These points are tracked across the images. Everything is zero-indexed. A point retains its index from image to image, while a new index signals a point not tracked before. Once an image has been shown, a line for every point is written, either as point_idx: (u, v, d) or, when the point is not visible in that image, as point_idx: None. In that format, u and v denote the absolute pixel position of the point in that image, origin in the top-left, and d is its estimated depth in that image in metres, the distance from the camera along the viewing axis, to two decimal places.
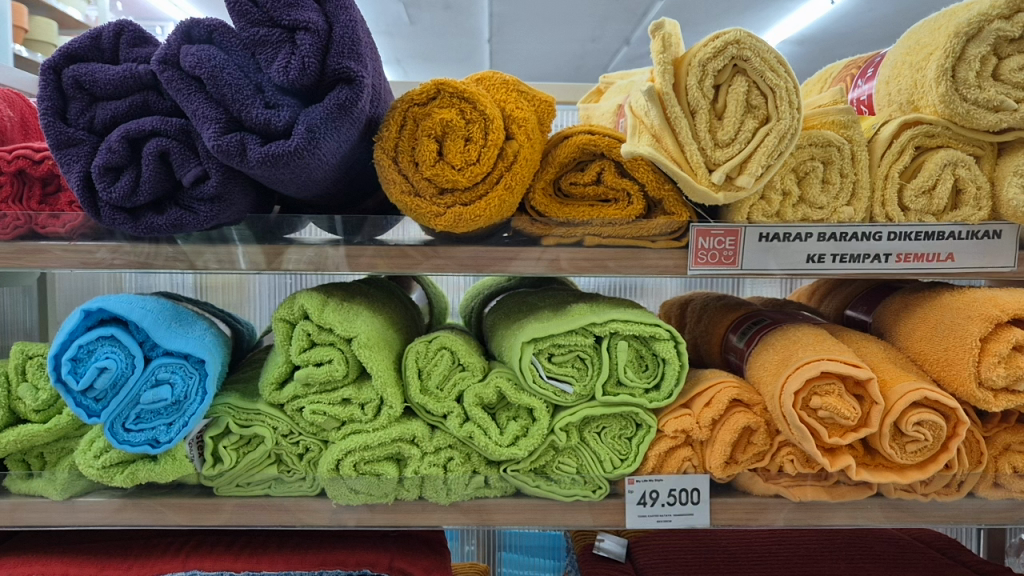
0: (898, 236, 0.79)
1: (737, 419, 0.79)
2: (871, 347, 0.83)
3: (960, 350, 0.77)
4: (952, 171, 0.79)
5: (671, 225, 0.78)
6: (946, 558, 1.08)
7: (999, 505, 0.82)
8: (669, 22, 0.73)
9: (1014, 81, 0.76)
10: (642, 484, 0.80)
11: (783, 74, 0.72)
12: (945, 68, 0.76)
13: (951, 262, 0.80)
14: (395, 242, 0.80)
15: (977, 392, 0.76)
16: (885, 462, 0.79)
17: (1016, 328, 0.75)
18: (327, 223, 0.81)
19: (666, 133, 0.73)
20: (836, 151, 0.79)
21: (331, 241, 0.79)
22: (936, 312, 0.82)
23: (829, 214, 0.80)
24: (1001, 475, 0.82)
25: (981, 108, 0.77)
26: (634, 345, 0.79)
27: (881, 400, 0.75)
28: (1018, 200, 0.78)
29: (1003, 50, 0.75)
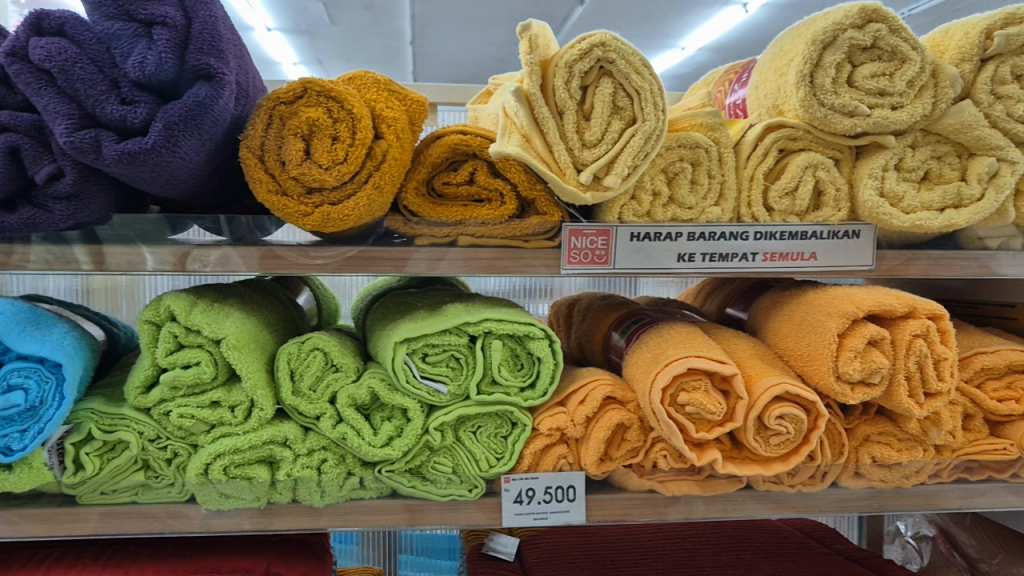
0: (763, 235, 0.82)
1: (610, 416, 0.80)
2: (740, 344, 0.85)
3: (820, 346, 0.80)
4: (814, 173, 0.82)
5: (544, 225, 0.79)
6: (824, 547, 1.11)
7: (861, 493, 0.86)
8: (536, 24, 0.74)
9: (867, 88, 0.79)
10: (518, 483, 0.81)
11: (647, 77, 0.74)
12: (804, 74, 0.79)
13: (814, 261, 0.83)
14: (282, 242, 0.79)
15: (836, 385, 0.79)
16: (751, 456, 0.82)
17: (871, 324, 0.79)
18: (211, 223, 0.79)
19: (534, 133, 0.74)
20: (704, 153, 0.81)
21: (217, 242, 0.78)
22: (801, 308, 0.85)
23: (697, 214, 0.82)
24: (861, 465, 0.86)
25: (838, 113, 0.80)
26: (509, 344, 0.81)
27: (744, 395, 0.77)
28: (873, 201, 0.81)
29: (856, 58, 0.79)
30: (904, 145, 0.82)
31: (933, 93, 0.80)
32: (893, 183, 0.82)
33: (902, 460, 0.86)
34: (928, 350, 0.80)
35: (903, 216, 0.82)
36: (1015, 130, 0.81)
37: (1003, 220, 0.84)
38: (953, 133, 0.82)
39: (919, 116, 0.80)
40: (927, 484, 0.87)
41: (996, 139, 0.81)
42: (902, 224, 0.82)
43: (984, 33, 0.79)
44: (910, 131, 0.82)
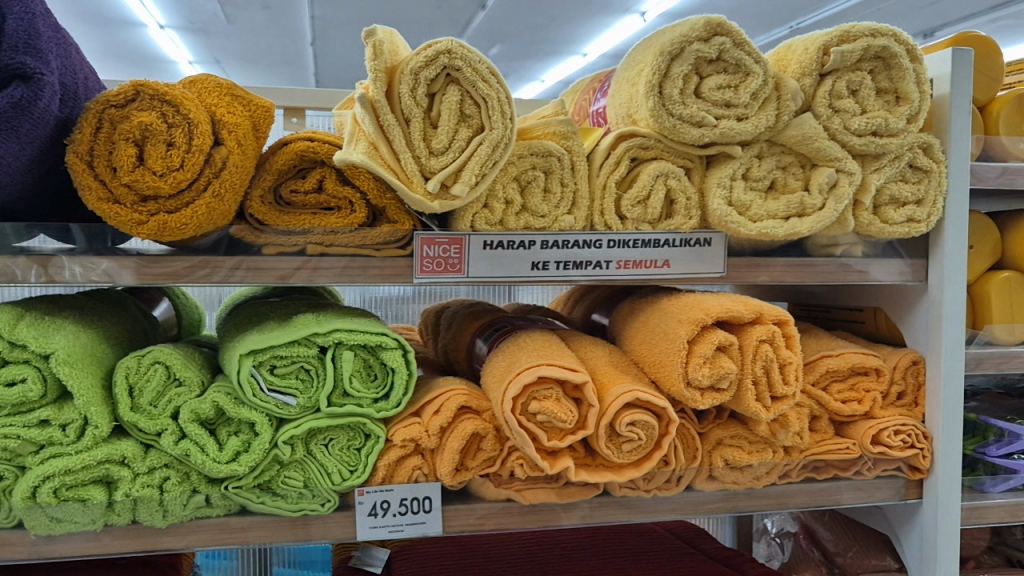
0: (617, 243, 0.82)
1: (465, 426, 0.81)
2: (595, 352, 0.86)
3: (670, 353, 0.81)
4: (664, 182, 0.83)
5: (394, 234, 0.78)
6: (691, 548, 1.14)
7: (714, 496, 0.87)
8: (382, 29, 0.73)
9: (713, 99, 0.81)
10: (372, 495, 0.80)
11: (494, 84, 0.75)
12: (653, 85, 0.80)
13: (666, 268, 0.84)
14: (140, 249, 0.75)
15: (685, 391, 0.80)
16: (605, 463, 0.82)
17: (719, 330, 0.81)
18: (59, 230, 0.73)
19: (381, 141, 0.74)
20: (556, 161, 0.81)
21: (66, 251, 0.73)
22: (655, 315, 0.86)
23: (550, 223, 0.82)
24: (714, 468, 0.88)
25: (686, 123, 0.81)
26: (361, 354, 0.79)
27: (595, 403, 0.78)
28: (721, 210, 0.83)
29: (703, 70, 0.81)
30: (750, 155, 0.85)
31: (777, 105, 0.83)
32: (739, 192, 0.84)
33: (753, 461, 0.88)
34: (775, 355, 0.83)
35: (749, 224, 0.84)
36: (852, 142, 0.85)
37: (843, 228, 0.88)
38: (796, 145, 0.85)
39: (763, 127, 0.83)
40: (777, 484, 0.89)
41: (835, 150, 0.84)
42: (749, 232, 0.84)
43: (821, 48, 0.83)
44: (756, 142, 0.85)
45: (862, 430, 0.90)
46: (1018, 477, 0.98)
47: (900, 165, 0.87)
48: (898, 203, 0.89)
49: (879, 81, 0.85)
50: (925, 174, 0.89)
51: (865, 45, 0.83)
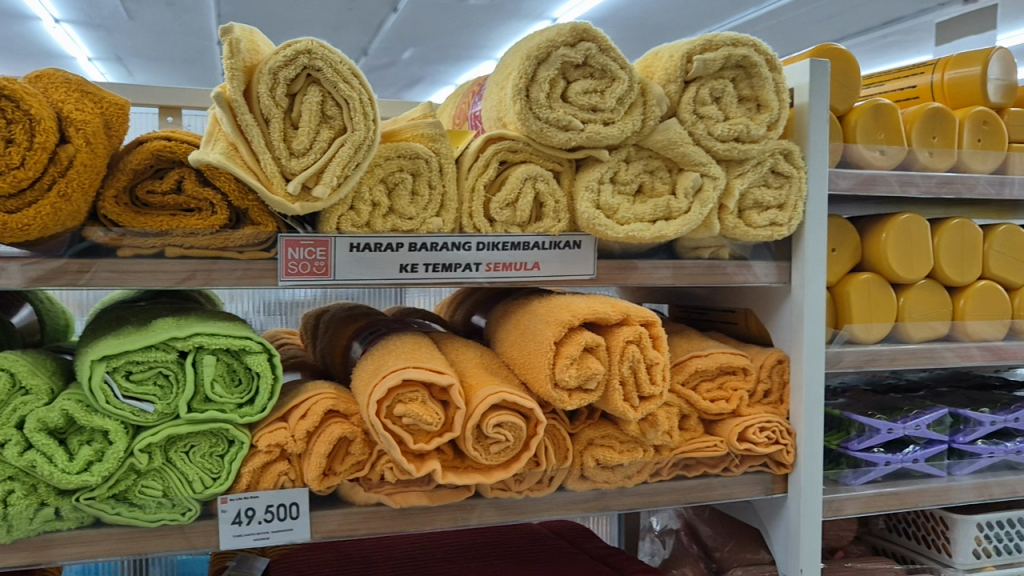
0: (485, 246, 0.83)
1: (331, 430, 0.79)
2: (466, 355, 0.87)
3: (537, 355, 0.82)
4: (533, 185, 0.84)
5: (258, 236, 0.77)
6: (573, 547, 1.15)
7: (585, 495, 0.89)
8: (239, 26, 0.72)
9: (580, 103, 0.83)
10: (236, 503, 0.78)
11: (356, 86, 0.74)
12: (519, 89, 0.81)
13: (536, 270, 0.85)
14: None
15: (553, 392, 0.81)
16: (473, 464, 0.82)
17: (585, 331, 0.82)
18: None
19: (239, 142, 0.72)
20: (424, 163, 0.81)
21: None
22: (525, 317, 0.87)
23: (418, 225, 0.82)
24: (586, 468, 0.88)
25: (553, 127, 0.83)
26: (224, 359, 0.78)
27: (462, 405, 0.78)
28: (589, 214, 0.84)
29: (569, 75, 0.82)
30: (618, 159, 0.86)
31: (643, 110, 0.85)
32: (607, 196, 0.85)
33: (624, 461, 0.89)
34: (641, 355, 0.84)
35: (616, 228, 0.85)
36: (715, 147, 0.87)
37: (710, 232, 0.89)
38: (662, 149, 0.86)
39: (629, 132, 0.84)
40: (648, 483, 0.91)
41: (699, 155, 0.87)
42: (615, 235, 0.85)
43: (685, 56, 0.85)
44: (624, 146, 0.86)
45: (728, 428, 0.93)
46: (876, 470, 1.03)
47: (762, 171, 0.90)
48: (762, 207, 0.91)
49: (741, 89, 0.88)
50: (787, 179, 0.92)
51: (727, 54, 0.85)
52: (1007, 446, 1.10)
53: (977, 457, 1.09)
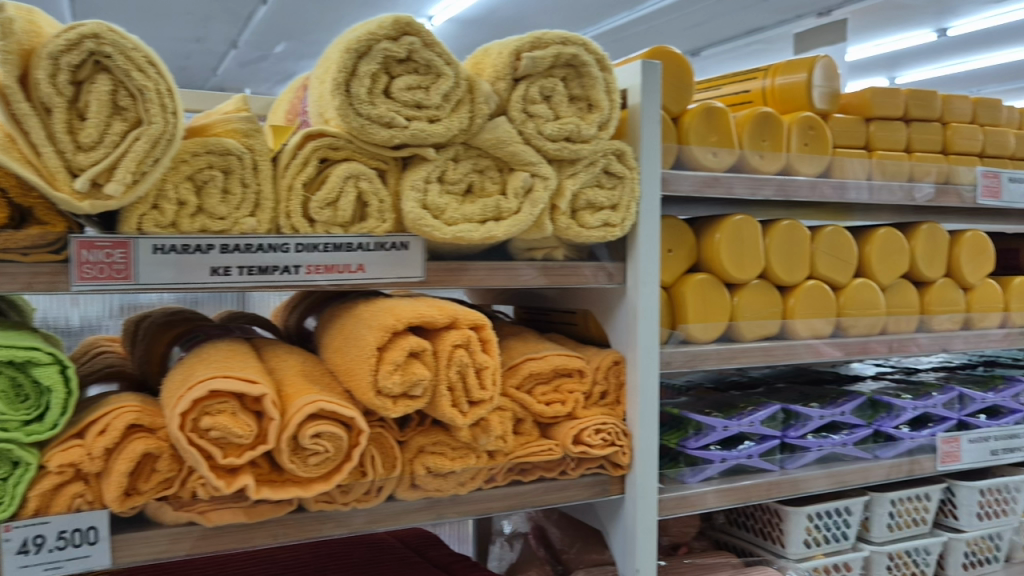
0: (305, 247, 0.79)
1: (134, 447, 0.73)
2: (287, 362, 0.83)
3: (359, 361, 0.78)
4: (355, 184, 0.80)
5: (45, 237, 0.70)
6: (417, 556, 1.12)
7: (416, 504, 0.86)
8: (12, 5, 0.64)
9: (402, 99, 0.80)
10: (22, 531, 0.71)
11: (152, 75, 0.69)
12: (338, 83, 0.77)
13: (361, 273, 0.81)
14: None
15: (376, 400, 0.78)
16: (292, 478, 0.78)
17: (410, 336, 0.79)
18: None
19: (15, 133, 0.65)
20: (236, 160, 0.76)
21: None
22: (350, 322, 0.83)
23: (230, 226, 0.77)
24: (416, 476, 0.85)
25: (375, 123, 0.79)
26: (6, 371, 0.71)
27: (276, 415, 0.74)
28: (414, 214, 0.81)
29: (392, 70, 0.79)
30: (445, 158, 0.83)
31: (470, 108, 0.82)
32: (434, 195, 0.83)
33: (455, 468, 0.86)
34: (469, 359, 0.82)
35: (444, 228, 0.82)
36: (546, 147, 0.85)
37: (541, 233, 0.88)
38: (491, 148, 0.84)
39: (455, 130, 0.82)
40: (482, 489, 0.89)
41: (529, 155, 0.85)
42: (443, 236, 0.82)
43: (513, 53, 0.84)
44: (451, 144, 0.84)
45: (564, 430, 0.91)
46: (713, 467, 1.04)
47: (594, 171, 0.89)
48: (595, 208, 0.90)
49: (571, 88, 0.87)
50: (619, 180, 0.91)
51: (556, 52, 0.84)
52: (834, 439, 1.14)
53: (807, 451, 1.12)
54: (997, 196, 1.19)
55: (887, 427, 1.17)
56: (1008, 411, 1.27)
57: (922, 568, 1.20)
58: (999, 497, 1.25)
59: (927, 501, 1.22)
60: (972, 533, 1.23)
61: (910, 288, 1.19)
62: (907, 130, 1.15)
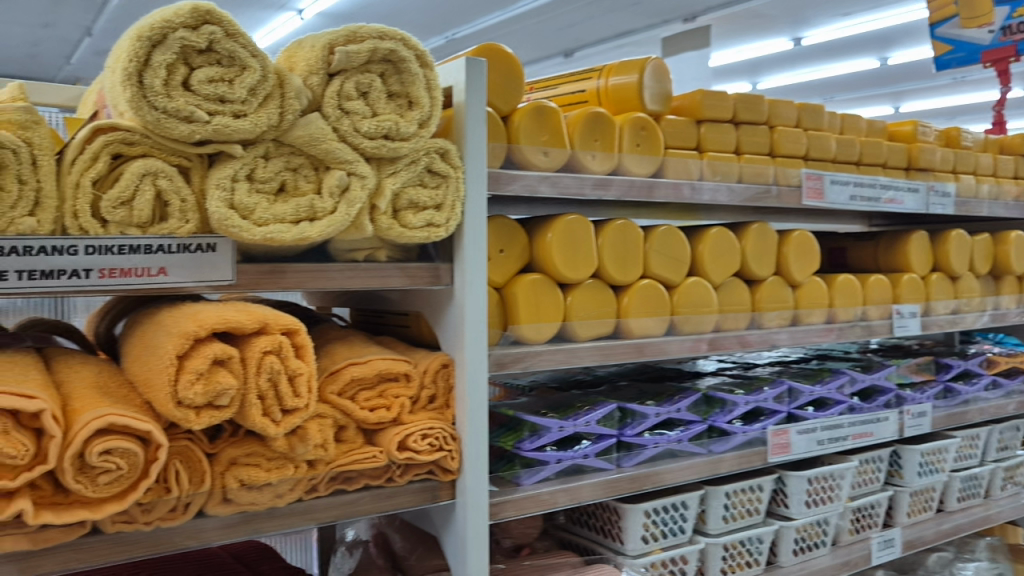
0: (96, 249, 0.72)
1: None
2: (79, 374, 0.76)
3: (157, 371, 0.73)
4: (152, 182, 0.74)
5: None
6: (247, 571, 1.07)
7: (229, 520, 0.81)
8: None
9: (204, 93, 0.74)
10: None
11: None
12: (128, 73, 0.70)
13: (162, 276, 0.76)
14: None
15: (175, 413, 0.73)
16: (80, 499, 0.72)
17: (214, 342, 0.75)
18: None
19: None
20: (11, 154, 0.68)
21: None
22: (150, 329, 0.78)
23: (5, 226, 0.69)
24: (228, 490, 0.80)
25: (173, 117, 0.73)
26: None
27: (58, 433, 0.67)
28: (219, 214, 0.76)
29: (192, 60, 0.73)
30: (253, 155, 0.79)
31: (279, 103, 0.78)
32: (241, 194, 0.78)
33: (272, 480, 0.82)
34: (281, 366, 0.79)
35: (253, 229, 0.78)
36: (362, 144, 0.82)
37: (360, 233, 0.84)
38: (304, 146, 0.80)
39: (263, 126, 0.77)
40: (302, 501, 0.85)
41: (344, 152, 0.82)
42: (252, 237, 0.77)
43: (326, 47, 0.81)
44: (260, 141, 0.79)
45: (388, 437, 0.88)
46: (548, 468, 1.03)
47: (416, 169, 0.86)
48: (417, 207, 0.88)
49: (390, 84, 0.84)
50: (443, 179, 0.89)
51: (372, 46, 0.81)
52: (670, 436, 1.14)
53: (643, 449, 1.11)
54: (821, 198, 1.24)
55: (721, 423, 1.19)
56: (834, 403, 1.33)
57: (755, 556, 1.24)
58: (825, 485, 1.31)
59: (760, 492, 1.26)
60: (800, 520, 1.28)
61: (742, 287, 1.20)
62: (736, 132, 1.17)
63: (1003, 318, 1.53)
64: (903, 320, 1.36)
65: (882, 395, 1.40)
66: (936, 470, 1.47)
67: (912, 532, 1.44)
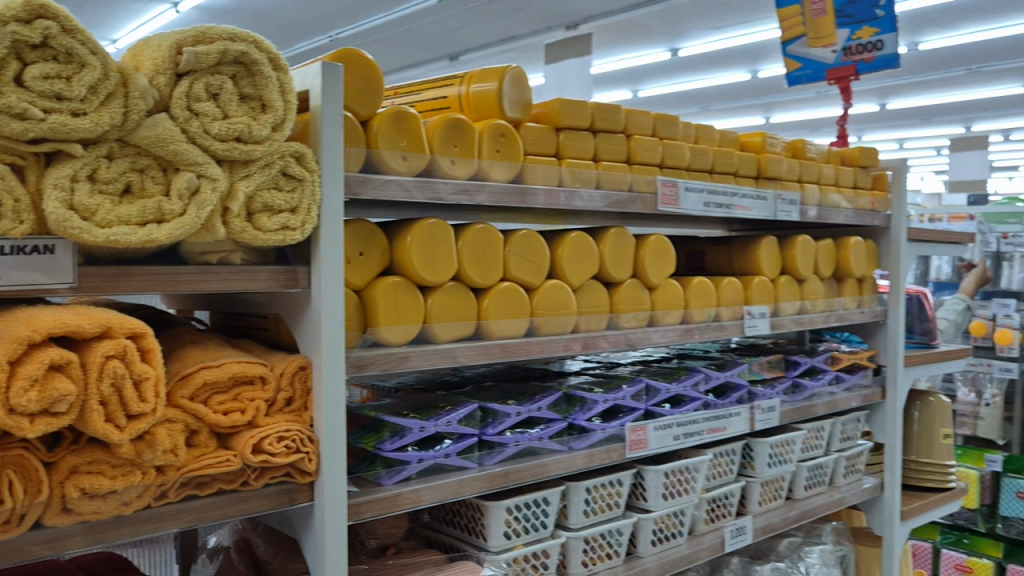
0: None
1: None
2: None
3: None
4: None
5: None
6: None
7: (69, 531, 0.78)
8: None
9: (38, 89, 0.71)
10: None
11: None
12: None
13: None
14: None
15: (7, 421, 0.70)
16: None
17: (51, 347, 0.73)
18: None
19: None
20: None
21: None
22: None
23: None
24: (68, 500, 0.77)
25: (4, 114, 0.70)
26: None
27: None
28: (57, 215, 0.73)
29: (25, 56, 0.71)
30: (95, 155, 0.76)
31: (123, 103, 0.76)
32: (82, 195, 0.75)
33: (117, 488, 0.79)
34: (126, 370, 0.77)
35: (94, 231, 0.75)
36: (213, 147, 0.82)
37: (212, 236, 0.83)
38: (150, 146, 0.79)
39: (105, 126, 0.75)
40: (151, 508, 0.83)
41: (194, 154, 0.80)
42: (94, 240, 0.75)
43: (173, 47, 0.80)
44: (103, 141, 0.77)
45: (242, 440, 0.87)
46: (409, 468, 1.04)
47: (270, 173, 0.86)
48: (272, 210, 0.88)
49: (242, 87, 0.84)
50: (299, 183, 0.89)
51: (221, 48, 0.81)
52: (531, 433, 1.18)
53: (505, 447, 1.14)
54: (674, 205, 1.30)
55: (580, 421, 1.23)
56: (689, 400, 1.39)
57: (615, 548, 1.29)
58: (681, 477, 1.37)
59: (620, 487, 1.31)
60: (658, 512, 1.34)
61: (600, 288, 1.25)
62: (594, 140, 1.22)
63: (844, 318, 1.65)
64: (753, 320, 1.45)
65: (735, 392, 1.47)
66: (784, 460, 1.57)
67: (763, 519, 1.53)
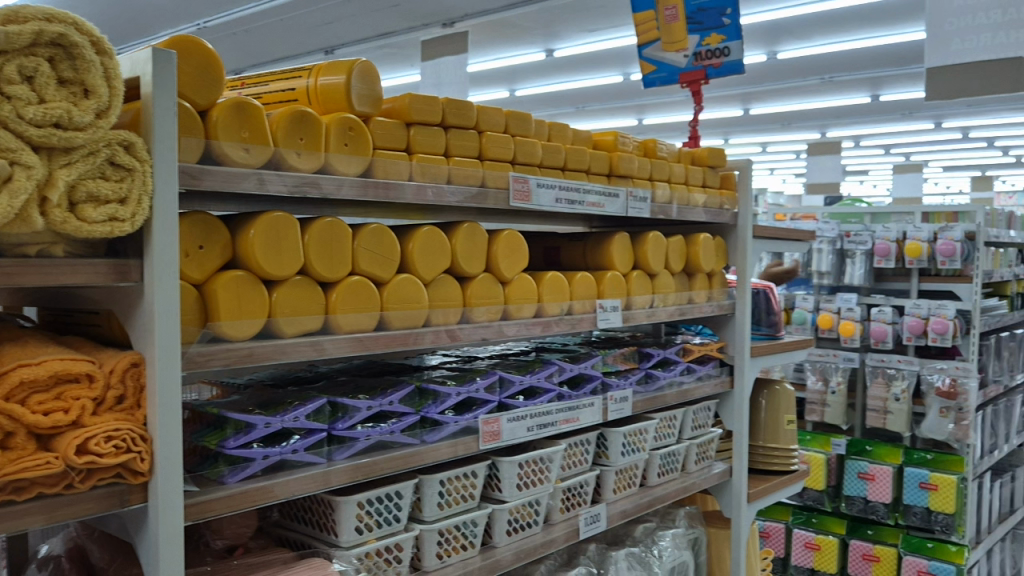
0: None
1: None
2: None
3: None
4: None
5: None
6: None
7: None
8: None
9: None
10: None
11: None
12: None
13: None
14: None
15: None
16: None
17: None
18: None
19: None
20: None
21: None
22: None
23: None
24: None
25: None
26: None
27: None
28: None
29: None
30: None
31: None
32: None
33: None
34: None
35: None
36: (27, 132, 0.76)
37: (29, 227, 0.77)
38: None
39: None
40: None
41: (5, 139, 0.75)
42: None
43: None
44: None
45: (65, 442, 0.83)
46: (254, 465, 1.02)
47: (95, 161, 0.81)
48: (98, 201, 0.83)
49: (60, 70, 0.79)
50: (128, 173, 0.85)
51: (36, 28, 0.77)
52: (383, 427, 1.18)
53: (355, 441, 1.14)
54: (527, 201, 1.33)
55: (433, 414, 1.24)
56: (543, 392, 1.42)
57: (470, 539, 1.31)
58: (535, 467, 1.41)
59: (474, 478, 1.32)
60: (512, 502, 1.36)
61: (453, 283, 1.26)
62: (445, 136, 1.23)
63: (693, 311, 1.72)
64: (605, 313, 1.50)
65: (588, 382, 1.52)
66: (637, 449, 1.63)
67: (616, 506, 1.58)
